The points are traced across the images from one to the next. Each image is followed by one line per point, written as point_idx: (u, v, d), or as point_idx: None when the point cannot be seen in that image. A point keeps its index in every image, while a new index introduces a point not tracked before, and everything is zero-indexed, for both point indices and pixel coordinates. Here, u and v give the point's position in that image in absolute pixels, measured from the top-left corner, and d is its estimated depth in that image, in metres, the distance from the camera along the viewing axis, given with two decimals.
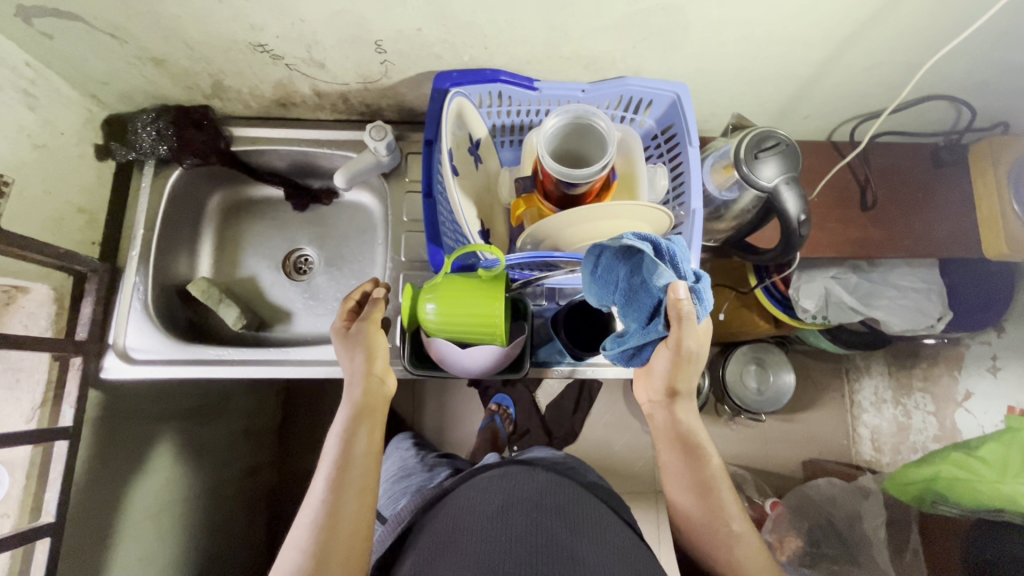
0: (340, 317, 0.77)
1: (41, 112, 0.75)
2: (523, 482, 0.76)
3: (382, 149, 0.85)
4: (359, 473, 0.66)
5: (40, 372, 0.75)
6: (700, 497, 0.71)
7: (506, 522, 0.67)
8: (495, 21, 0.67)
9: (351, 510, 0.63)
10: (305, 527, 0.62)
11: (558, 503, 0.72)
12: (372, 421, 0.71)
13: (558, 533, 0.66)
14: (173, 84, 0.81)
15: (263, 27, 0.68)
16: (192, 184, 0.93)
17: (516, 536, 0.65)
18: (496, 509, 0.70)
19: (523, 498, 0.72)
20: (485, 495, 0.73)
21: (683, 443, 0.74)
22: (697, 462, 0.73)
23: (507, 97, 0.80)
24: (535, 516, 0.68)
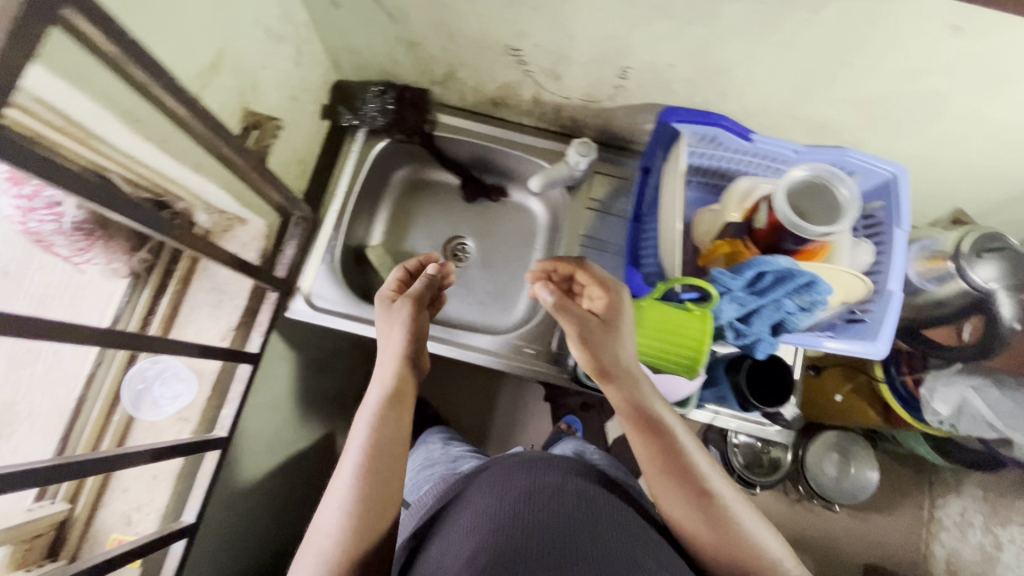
0: (389, 285, 0.79)
1: (301, 68, 0.82)
2: (547, 466, 0.62)
3: (581, 164, 0.89)
4: (389, 460, 0.62)
5: (240, 299, 0.82)
6: (673, 496, 0.57)
7: (511, 502, 0.57)
8: (752, 72, 0.69)
9: (378, 499, 0.59)
10: (333, 516, 0.58)
11: (580, 485, 0.60)
12: (405, 407, 0.68)
13: (572, 512, 0.55)
14: (410, 66, 0.87)
15: (530, 35, 0.73)
16: (387, 157, 0.99)
17: (514, 516, 0.55)
18: (504, 492, 0.59)
19: (532, 476, 0.60)
20: (506, 481, 0.60)
21: (648, 430, 0.60)
22: (691, 478, 0.57)
23: (718, 143, 0.82)
24: (562, 506, 0.55)
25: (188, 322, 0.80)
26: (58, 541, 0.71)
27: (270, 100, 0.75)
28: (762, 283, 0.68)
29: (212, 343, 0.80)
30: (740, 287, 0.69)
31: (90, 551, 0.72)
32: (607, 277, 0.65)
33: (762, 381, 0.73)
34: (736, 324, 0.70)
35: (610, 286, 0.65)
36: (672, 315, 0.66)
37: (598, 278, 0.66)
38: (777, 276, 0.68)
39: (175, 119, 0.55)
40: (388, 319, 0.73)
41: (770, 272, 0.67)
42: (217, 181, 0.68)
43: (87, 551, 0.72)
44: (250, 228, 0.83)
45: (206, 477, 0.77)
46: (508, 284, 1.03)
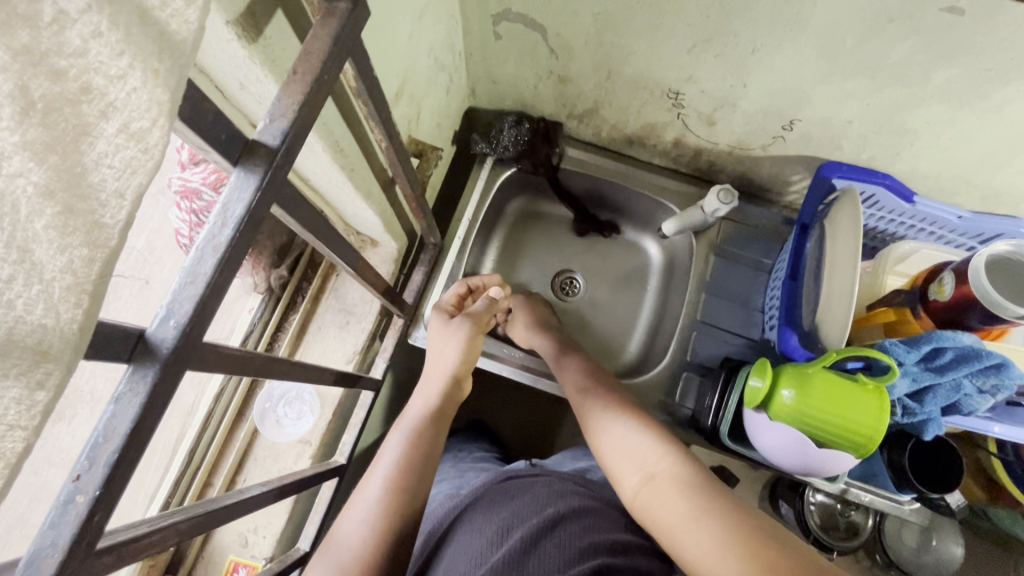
0: (448, 301, 0.79)
1: (449, 96, 0.81)
2: (531, 491, 0.61)
3: (718, 212, 0.85)
4: (417, 480, 0.59)
5: (367, 321, 0.80)
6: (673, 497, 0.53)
7: (484, 527, 0.56)
8: (941, 136, 0.66)
9: (405, 512, 0.56)
10: (356, 529, 0.55)
11: (561, 507, 0.58)
12: (442, 425, 0.67)
13: (542, 541, 0.53)
14: (551, 99, 0.86)
15: (699, 80, 0.71)
16: (507, 186, 0.98)
17: (489, 544, 0.54)
18: (486, 515, 0.58)
19: (504, 498, 0.60)
20: (490, 512, 0.58)
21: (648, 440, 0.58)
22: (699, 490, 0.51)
23: (875, 202, 0.78)
24: (545, 536, 0.53)
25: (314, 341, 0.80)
26: (176, 557, 0.71)
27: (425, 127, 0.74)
28: (941, 362, 0.64)
29: (337, 365, 0.78)
30: (915, 362, 0.64)
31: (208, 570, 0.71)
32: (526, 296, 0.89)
33: (925, 462, 0.68)
34: (907, 400, 0.65)
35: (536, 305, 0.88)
36: (842, 388, 0.62)
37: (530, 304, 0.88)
38: (959, 355, 0.63)
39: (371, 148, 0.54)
40: (443, 334, 0.75)
41: (951, 349, 0.63)
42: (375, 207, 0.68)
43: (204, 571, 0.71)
44: (381, 250, 0.82)
45: (324, 505, 0.74)
46: (617, 325, 1.00)
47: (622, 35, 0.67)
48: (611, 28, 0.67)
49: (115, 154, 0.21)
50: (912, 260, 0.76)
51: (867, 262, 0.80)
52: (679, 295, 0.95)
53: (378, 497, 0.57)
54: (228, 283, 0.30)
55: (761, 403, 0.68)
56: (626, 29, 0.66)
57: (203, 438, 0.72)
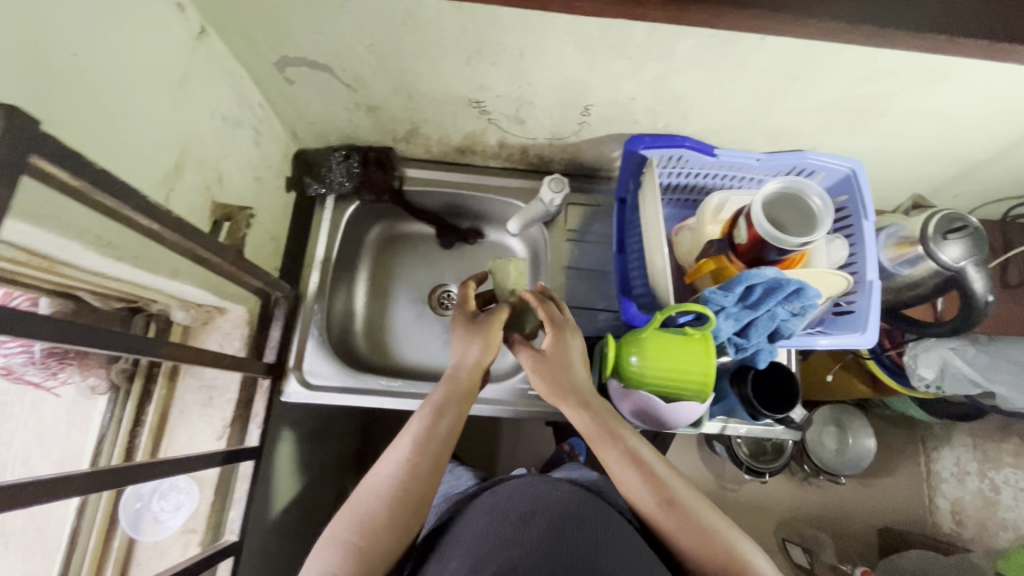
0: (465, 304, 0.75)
1: (262, 147, 0.80)
2: (550, 485, 0.68)
3: (555, 201, 0.90)
4: (440, 445, 0.63)
5: (231, 392, 0.79)
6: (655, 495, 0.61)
7: (509, 519, 0.62)
8: (709, 96, 0.72)
9: (426, 477, 0.61)
10: (383, 480, 0.60)
11: (578, 504, 0.64)
12: (463, 406, 0.67)
13: (564, 529, 0.59)
14: (371, 128, 0.87)
15: (490, 87, 0.73)
16: (359, 218, 0.98)
17: (515, 532, 0.59)
18: (510, 511, 0.64)
19: (526, 497, 0.65)
20: (511, 501, 0.66)
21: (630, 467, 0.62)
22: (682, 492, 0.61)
23: (685, 161, 0.84)
24: (558, 521, 0.60)
25: (178, 425, 0.77)
26: None
27: (235, 185, 0.73)
28: (753, 296, 0.69)
29: (207, 445, 0.77)
30: (733, 302, 0.70)
31: None
32: (558, 318, 0.70)
33: (765, 389, 0.75)
34: (734, 338, 0.72)
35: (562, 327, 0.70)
36: (675, 343, 0.68)
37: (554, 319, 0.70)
38: (766, 287, 0.69)
39: (148, 231, 0.53)
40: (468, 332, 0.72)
41: (759, 285, 0.68)
42: (194, 281, 0.66)
43: None
44: (230, 317, 0.80)
45: None
46: None
47: (401, 60, 0.69)
48: (388, 55, 0.68)
49: None
50: (726, 208, 0.82)
51: (692, 217, 0.86)
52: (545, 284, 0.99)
53: (404, 460, 0.61)
54: None
55: (617, 371, 0.73)
56: (401, 54, 0.67)
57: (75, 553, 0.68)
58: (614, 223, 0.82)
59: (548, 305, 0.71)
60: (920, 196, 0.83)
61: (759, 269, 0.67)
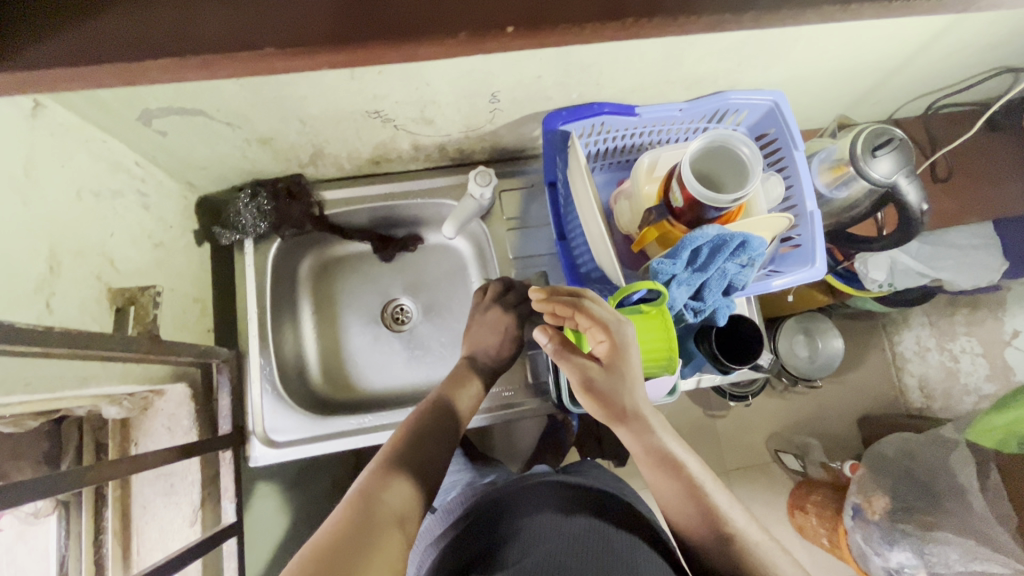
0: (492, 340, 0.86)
1: (153, 209, 0.72)
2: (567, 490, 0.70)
3: (486, 194, 0.85)
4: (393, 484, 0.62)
5: (193, 473, 0.74)
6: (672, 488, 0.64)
7: (544, 513, 0.64)
8: (616, 58, 0.68)
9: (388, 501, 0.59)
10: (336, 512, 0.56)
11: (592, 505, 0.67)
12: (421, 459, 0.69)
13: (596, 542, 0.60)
14: (272, 159, 0.80)
15: (385, 95, 0.67)
16: (286, 254, 0.92)
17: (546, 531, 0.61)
18: (543, 506, 0.66)
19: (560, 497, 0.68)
20: (536, 502, 0.67)
21: (674, 476, 0.64)
22: (681, 473, 0.64)
23: (608, 127, 0.81)
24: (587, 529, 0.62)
25: (146, 521, 0.73)
26: None
27: (132, 262, 0.66)
28: (701, 258, 0.68)
29: (183, 532, 0.72)
30: (682, 267, 0.68)
31: None
32: (607, 319, 0.63)
33: (729, 345, 0.75)
34: (691, 303, 0.71)
35: (612, 328, 0.63)
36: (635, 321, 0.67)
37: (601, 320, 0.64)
38: (712, 245, 0.67)
39: (31, 354, 0.47)
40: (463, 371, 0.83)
41: (704, 245, 0.67)
42: (115, 377, 0.60)
43: None
44: (170, 397, 0.74)
45: None
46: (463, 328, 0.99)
47: (276, 87, 0.62)
48: (259, 86, 0.61)
49: None
50: (658, 167, 0.80)
51: (628, 183, 0.83)
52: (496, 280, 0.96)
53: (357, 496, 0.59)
54: None
55: None
56: (275, 81, 0.60)
57: None
58: (543, 200, 0.94)
59: (592, 307, 0.63)
60: (844, 114, 0.82)
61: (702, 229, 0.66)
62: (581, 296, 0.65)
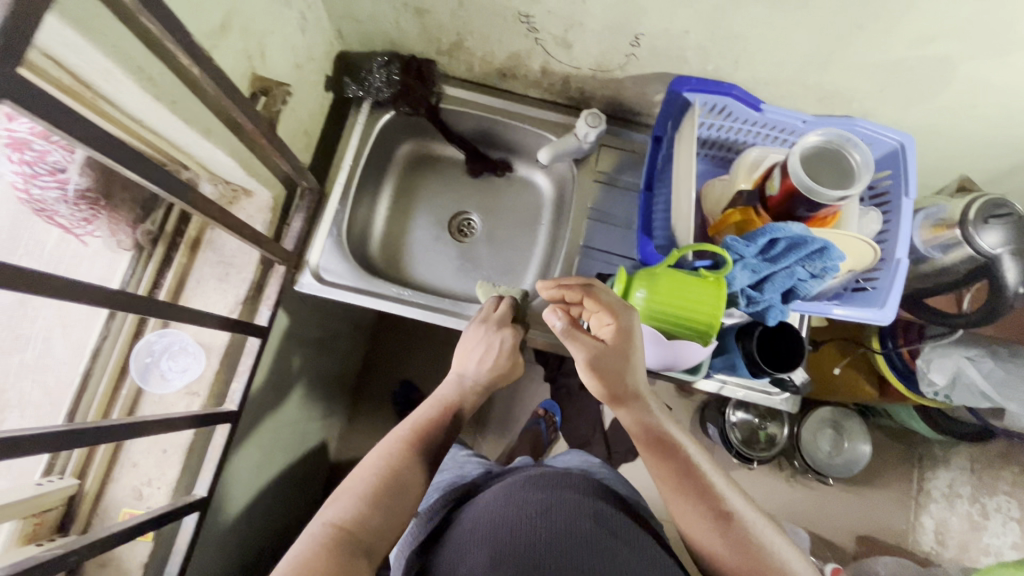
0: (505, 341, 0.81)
1: (305, 35, 0.80)
2: (559, 484, 0.66)
3: (590, 136, 0.88)
4: (381, 514, 0.59)
5: (247, 272, 0.80)
6: (680, 490, 0.63)
7: (532, 505, 0.62)
8: (767, 38, 0.69)
9: (370, 526, 0.58)
10: (305, 541, 0.54)
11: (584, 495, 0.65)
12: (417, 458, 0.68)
13: (585, 525, 0.59)
14: (417, 35, 0.86)
15: (542, 1, 0.72)
16: (391, 131, 0.98)
17: (535, 522, 0.59)
18: (533, 495, 0.64)
19: (550, 489, 0.65)
20: (524, 495, 0.64)
21: (675, 458, 0.65)
22: (691, 473, 0.63)
23: (728, 113, 0.82)
24: (577, 521, 0.59)
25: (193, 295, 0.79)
26: (67, 513, 0.70)
27: (275, 66, 0.73)
28: (776, 250, 0.68)
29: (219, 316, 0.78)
30: (754, 251, 0.68)
31: (102, 523, 0.71)
32: (614, 303, 0.66)
33: (770, 350, 0.74)
34: (748, 290, 0.70)
35: (617, 311, 0.65)
36: (689, 280, 0.67)
37: (606, 304, 0.66)
38: (790, 242, 0.67)
39: (187, 76, 0.53)
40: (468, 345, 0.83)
41: (783, 239, 0.67)
42: (226, 148, 0.67)
43: (98, 524, 0.71)
44: (255, 200, 0.81)
45: (217, 452, 0.76)
46: (516, 260, 1.03)
47: None
48: None
49: None
50: (762, 166, 0.80)
51: (727, 174, 0.84)
52: (565, 225, 0.98)
53: (335, 516, 0.58)
54: None
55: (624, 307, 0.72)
56: None
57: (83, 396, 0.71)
58: (637, 169, 0.96)
59: (602, 293, 0.67)
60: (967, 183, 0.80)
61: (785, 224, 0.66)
62: (592, 282, 0.69)
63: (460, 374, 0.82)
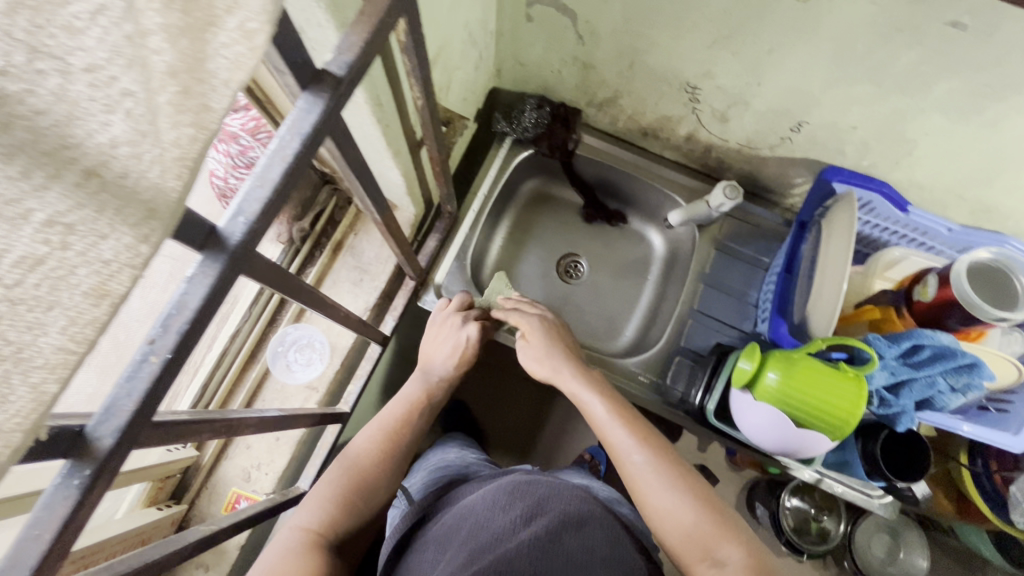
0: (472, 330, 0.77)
1: (476, 71, 0.85)
2: (555, 487, 0.57)
3: (724, 206, 0.89)
4: (351, 519, 0.59)
5: (380, 281, 0.84)
6: (652, 471, 0.58)
7: (517, 509, 0.53)
8: (939, 147, 0.69)
9: (340, 526, 0.57)
10: (284, 535, 0.54)
11: (581, 500, 0.55)
12: (393, 436, 0.67)
13: (566, 537, 0.50)
14: (573, 85, 0.90)
15: (716, 76, 0.74)
16: (523, 167, 1.02)
17: (517, 529, 0.51)
18: (515, 497, 0.55)
19: (540, 493, 0.56)
20: (509, 497, 0.56)
21: (642, 435, 0.62)
22: (660, 455, 0.60)
23: (872, 208, 0.82)
24: (565, 537, 0.50)
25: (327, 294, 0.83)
26: (182, 485, 0.73)
27: (450, 97, 0.78)
28: (919, 356, 0.68)
29: None
30: (896, 352, 0.68)
31: (211, 498, 0.74)
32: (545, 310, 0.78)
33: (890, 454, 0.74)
34: (882, 391, 0.69)
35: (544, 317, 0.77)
36: (828, 372, 0.66)
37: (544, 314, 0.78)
38: (936, 351, 0.67)
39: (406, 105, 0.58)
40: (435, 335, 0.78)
41: (929, 347, 0.67)
42: (401, 167, 0.71)
43: (207, 499, 0.74)
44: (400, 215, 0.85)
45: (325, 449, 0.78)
46: (618, 310, 1.03)
47: (646, 25, 0.70)
48: (636, 16, 0.69)
49: (230, 47, 0.23)
50: (901, 266, 0.79)
51: (859, 265, 0.84)
52: (678, 287, 0.99)
53: (309, 512, 0.57)
54: (292, 185, 0.33)
55: (748, 382, 0.72)
56: (652, 19, 0.69)
57: (216, 374, 0.75)
58: (760, 244, 0.96)
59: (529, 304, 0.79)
60: None
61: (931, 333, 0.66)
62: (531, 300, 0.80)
63: (425, 371, 0.76)
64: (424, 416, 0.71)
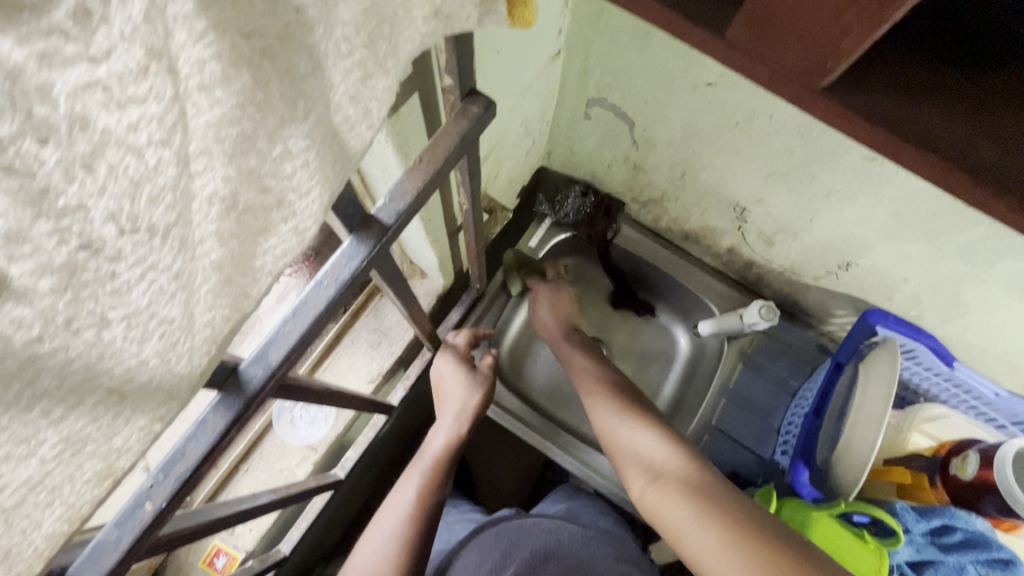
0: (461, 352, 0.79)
1: (526, 156, 0.85)
2: (522, 529, 0.65)
3: (758, 325, 0.86)
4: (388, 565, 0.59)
5: (397, 347, 0.83)
6: (613, 412, 0.66)
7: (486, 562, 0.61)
8: (996, 317, 0.66)
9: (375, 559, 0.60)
10: None
11: (542, 537, 0.64)
12: (412, 479, 0.68)
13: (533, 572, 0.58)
14: (621, 180, 0.89)
15: (767, 204, 0.73)
16: (558, 249, 1.01)
17: None
18: (487, 552, 0.63)
19: (508, 543, 0.63)
20: (480, 552, 0.63)
21: (609, 389, 0.70)
22: (622, 402, 0.67)
23: (914, 357, 0.78)
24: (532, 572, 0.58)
25: (343, 353, 0.83)
26: None
27: (496, 182, 0.78)
28: (948, 536, 0.64)
29: (359, 381, 0.81)
30: (925, 527, 0.63)
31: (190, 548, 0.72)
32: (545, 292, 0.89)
33: None
34: (906, 567, 0.65)
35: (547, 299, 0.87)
36: (846, 543, 0.62)
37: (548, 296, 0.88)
38: (966, 534, 0.63)
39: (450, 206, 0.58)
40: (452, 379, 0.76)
41: (961, 531, 0.62)
42: (436, 249, 0.70)
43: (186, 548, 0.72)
44: (428, 283, 0.85)
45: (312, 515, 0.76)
46: None
47: (702, 146, 0.70)
48: (694, 137, 0.69)
49: (278, 246, 0.23)
50: (939, 424, 0.75)
51: (894, 412, 0.80)
52: (698, 395, 0.95)
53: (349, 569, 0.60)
54: (320, 329, 0.33)
55: None
56: (710, 143, 0.68)
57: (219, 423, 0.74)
58: (789, 366, 0.92)
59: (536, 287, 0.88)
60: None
61: (959, 514, 0.62)
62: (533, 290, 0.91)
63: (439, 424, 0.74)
64: (447, 469, 0.71)
